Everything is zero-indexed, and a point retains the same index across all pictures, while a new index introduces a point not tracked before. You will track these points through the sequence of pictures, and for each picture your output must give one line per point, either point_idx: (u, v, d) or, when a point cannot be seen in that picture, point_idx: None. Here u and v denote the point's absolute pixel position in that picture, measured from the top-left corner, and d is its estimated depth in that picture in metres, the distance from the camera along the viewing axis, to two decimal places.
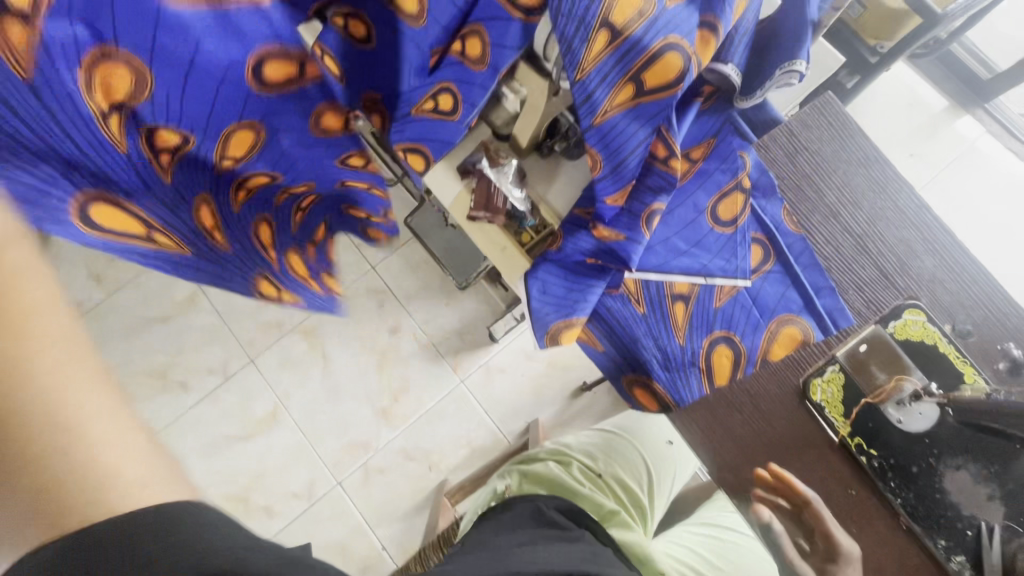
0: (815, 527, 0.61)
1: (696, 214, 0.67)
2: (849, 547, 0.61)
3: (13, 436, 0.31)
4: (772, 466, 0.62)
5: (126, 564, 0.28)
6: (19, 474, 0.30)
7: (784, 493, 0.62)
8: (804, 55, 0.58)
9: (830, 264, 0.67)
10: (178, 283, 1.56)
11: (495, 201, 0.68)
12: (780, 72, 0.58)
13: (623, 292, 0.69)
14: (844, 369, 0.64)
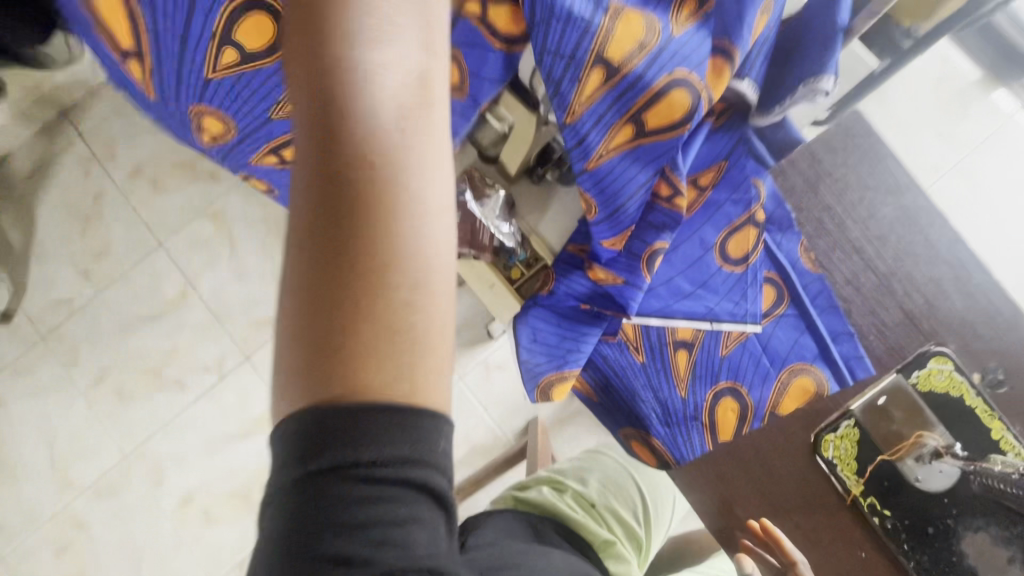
0: None
1: (703, 251, 0.61)
2: None
3: (364, 271, 0.26)
4: (763, 519, 0.58)
5: (363, 439, 0.25)
6: (356, 321, 0.25)
7: (771, 549, 0.59)
8: (832, 67, 0.49)
9: (850, 307, 0.61)
10: (168, 280, 1.53)
11: (480, 237, 0.62)
12: (802, 90, 0.50)
13: (621, 338, 0.64)
14: (859, 424, 0.58)
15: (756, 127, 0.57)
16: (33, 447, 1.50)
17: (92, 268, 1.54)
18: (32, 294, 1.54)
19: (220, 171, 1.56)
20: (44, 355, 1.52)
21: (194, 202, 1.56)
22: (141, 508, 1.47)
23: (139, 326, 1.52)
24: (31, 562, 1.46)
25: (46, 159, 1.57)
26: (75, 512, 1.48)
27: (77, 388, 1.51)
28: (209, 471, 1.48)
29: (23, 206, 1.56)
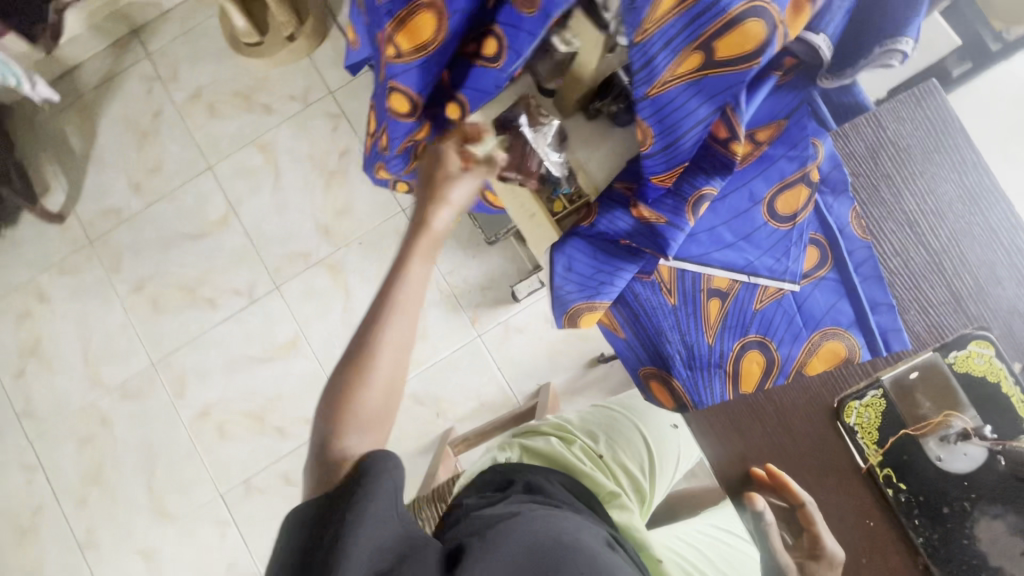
0: (804, 529, 0.58)
1: (751, 205, 0.60)
2: (834, 549, 0.57)
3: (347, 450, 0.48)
4: (769, 464, 0.59)
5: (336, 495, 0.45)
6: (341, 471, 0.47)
7: (782, 494, 0.58)
8: (912, 33, 0.52)
9: (894, 280, 0.60)
10: (212, 202, 1.58)
11: (529, 162, 0.61)
12: (880, 50, 0.52)
13: (656, 279, 0.63)
14: (886, 394, 0.58)
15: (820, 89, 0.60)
16: (70, 343, 1.58)
17: (143, 182, 1.61)
18: (85, 199, 1.61)
19: (274, 104, 1.59)
20: (89, 258, 1.60)
21: (246, 132, 1.60)
22: (160, 415, 1.54)
23: (179, 243, 1.58)
24: (57, 449, 1.56)
25: (113, 73, 1.63)
26: (101, 409, 1.56)
27: (117, 294, 1.58)
28: (227, 390, 1.54)
29: (87, 115, 1.63)
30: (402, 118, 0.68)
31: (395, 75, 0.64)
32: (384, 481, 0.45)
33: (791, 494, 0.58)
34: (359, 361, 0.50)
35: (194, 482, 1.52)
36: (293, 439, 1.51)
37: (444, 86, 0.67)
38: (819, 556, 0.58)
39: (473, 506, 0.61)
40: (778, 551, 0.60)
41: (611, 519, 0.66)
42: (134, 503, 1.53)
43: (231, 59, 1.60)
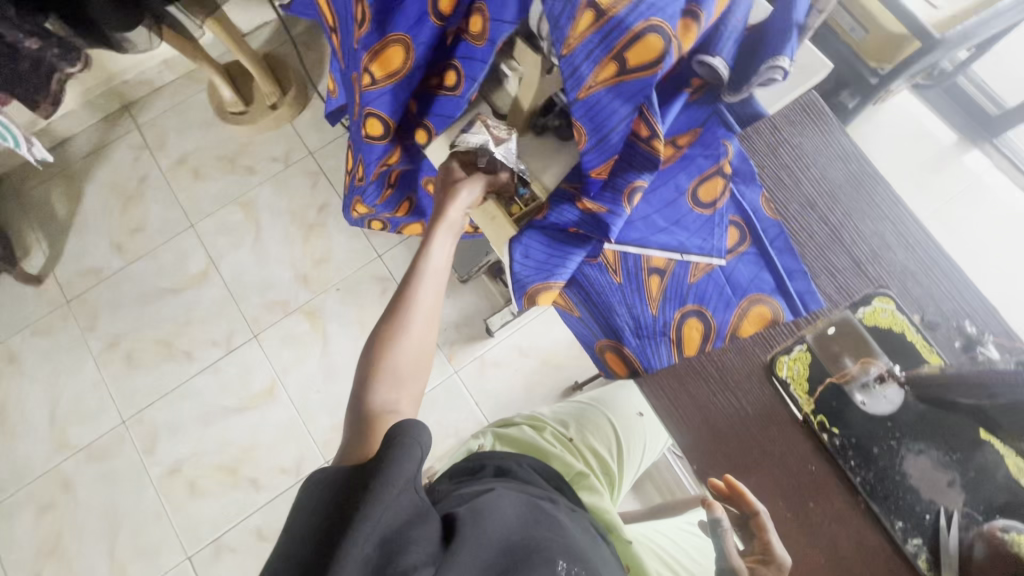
0: (757, 534, 0.62)
1: (677, 195, 0.70)
2: (783, 556, 0.61)
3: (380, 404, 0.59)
4: (727, 475, 0.63)
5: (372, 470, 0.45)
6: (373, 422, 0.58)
7: (735, 502, 0.62)
8: (788, 52, 0.59)
9: (804, 252, 0.70)
10: (193, 258, 1.64)
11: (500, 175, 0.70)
12: (764, 67, 0.60)
13: (602, 262, 0.73)
14: (811, 349, 0.66)
15: (726, 103, 0.67)
16: (38, 404, 1.55)
17: (125, 242, 1.66)
18: (66, 260, 1.65)
19: (256, 165, 1.71)
20: (65, 318, 1.61)
21: (229, 191, 1.69)
22: (128, 474, 1.49)
23: (157, 298, 1.62)
24: (11, 520, 1.47)
25: (103, 144, 1.73)
26: (65, 472, 1.50)
27: (91, 351, 1.58)
28: (201, 443, 1.51)
29: (74, 182, 1.71)
30: (377, 140, 0.79)
31: (371, 101, 0.74)
32: (413, 458, 0.46)
33: (745, 502, 0.62)
34: (389, 335, 0.63)
35: (161, 545, 1.45)
36: (267, 490, 1.47)
37: (413, 115, 0.79)
38: (769, 559, 0.60)
39: (448, 490, 0.63)
40: (731, 554, 0.60)
41: (580, 499, 0.70)
42: (93, 574, 1.43)
43: (217, 128, 1.74)
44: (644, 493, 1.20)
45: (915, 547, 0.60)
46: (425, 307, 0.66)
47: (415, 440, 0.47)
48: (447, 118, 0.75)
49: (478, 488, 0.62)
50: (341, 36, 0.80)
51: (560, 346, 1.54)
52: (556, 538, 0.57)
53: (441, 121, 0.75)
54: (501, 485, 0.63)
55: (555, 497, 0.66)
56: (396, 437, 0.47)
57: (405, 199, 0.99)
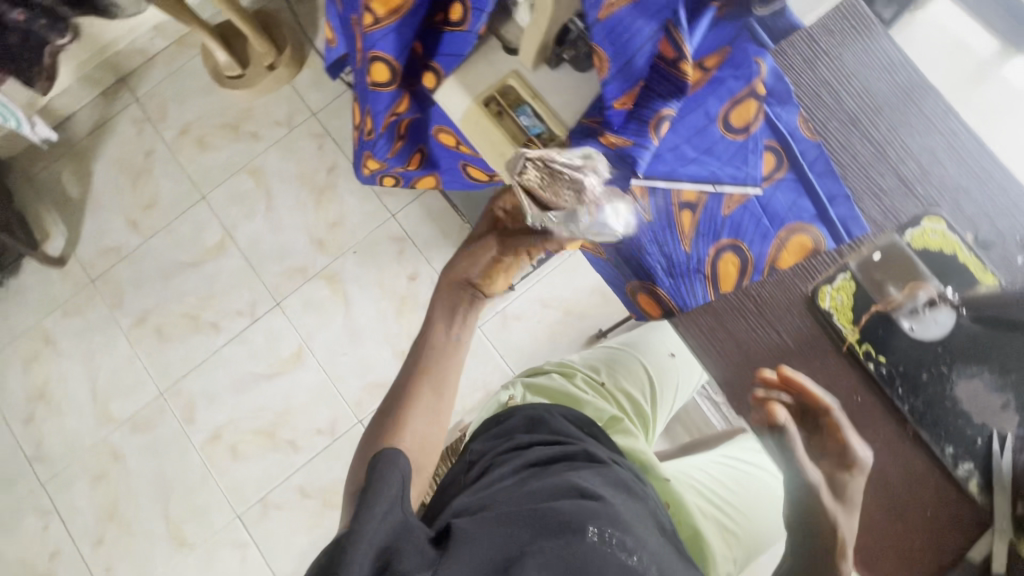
0: (829, 429, 0.62)
1: (707, 122, 0.65)
2: (863, 455, 0.61)
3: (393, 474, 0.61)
4: (781, 368, 0.63)
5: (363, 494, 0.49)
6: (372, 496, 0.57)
7: (786, 387, 0.63)
8: None
9: (845, 172, 0.65)
10: (208, 230, 1.64)
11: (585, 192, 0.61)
12: None
13: (630, 200, 0.67)
14: (855, 277, 0.63)
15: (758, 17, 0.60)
16: (77, 383, 1.60)
17: (140, 218, 1.66)
18: (84, 241, 1.66)
19: (260, 131, 1.67)
20: (92, 297, 1.64)
21: (235, 160, 1.67)
22: (172, 442, 1.55)
23: (179, 272, 1.63)
24: (69, 490, 1.55)
25: (105, 120, 1.71)
26: (112, 444, 1.57)
27: (120, 329, 1.62)
28: (236, 409, 1.55)
29: (82, 161, 1.69)
30: (384, 87, 0.74)
31: (375, 44, 0.70)
32: (396, 482, 0.49)
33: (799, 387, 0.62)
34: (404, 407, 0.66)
35: (211, 506, 1.52)
36: (305, 451, 1.52)
37: (418, 58, 0.75)
38: (849, 461, 0.61)
39: (484, 454, 0.63)
40: (808, 468, 0.62)
41: (616, 443, 0.68)
42: (151, 535, 1.52)
43: (217, 94, 1.69)
44: (673, 433, 1.21)
45: (966, 472, 0.59)
46: (436, 389, 0.69)
47: (394, 465, 0.50)
48: (456, 58, 0.73)
49: (517, 458, 0.60)
50: None
51: (582, 296, 1.52)
52: (591, 504, 0.52)
53: (451, 61, 0.73)
54: (540, 447, 0.62)
55: (588, 444, 0.62)
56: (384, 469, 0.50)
57: (417, 150, 0.96)
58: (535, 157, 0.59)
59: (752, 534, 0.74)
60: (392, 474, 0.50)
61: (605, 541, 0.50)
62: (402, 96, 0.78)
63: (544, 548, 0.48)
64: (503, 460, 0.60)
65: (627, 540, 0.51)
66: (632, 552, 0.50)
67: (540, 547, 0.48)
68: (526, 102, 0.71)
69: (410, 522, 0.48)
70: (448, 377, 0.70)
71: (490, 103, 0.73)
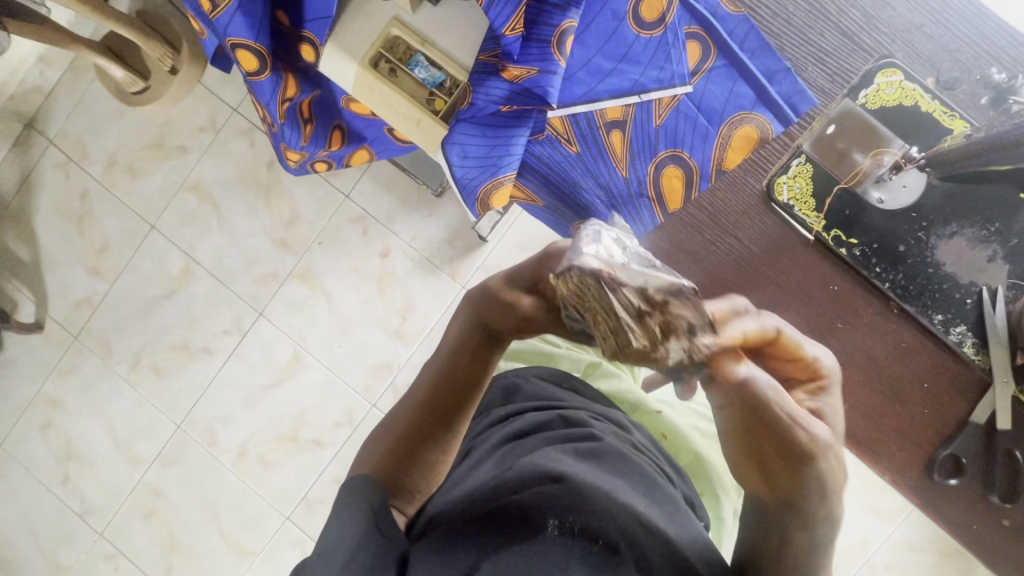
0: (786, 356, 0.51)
1: (617, 23, 0.58)
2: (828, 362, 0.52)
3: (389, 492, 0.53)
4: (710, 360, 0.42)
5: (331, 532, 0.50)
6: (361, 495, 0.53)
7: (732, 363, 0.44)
8: None
9: (781, 44, 0.57)
10: (170, 257, 1.58)
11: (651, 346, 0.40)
12: None
13: (551, 135, 0.64)
14: (811, 159, 0.58)
15: None
16: (98, 436, 1.63)
17: (100, 264, 1.61)
18: (53, 300, 1.63)
19: (186, 142, 1.57)
20: (82, 353, 1.63)
21: (172, 179, 1.58)
22: (204, 467, 1.59)
23: (156, 306, 1.60)
24: (127, 532, 1.62)
25: (27, 173, 1.62)
26: (151, 483, 1.61)
27: (119, 375, 1.62)
28: (254, 423, 1.57)
29: (22, 222, 1.63)
30: (258, 76, 0.67)
31: (227, 31, 0.62)
32: (354, 513, 0.50)
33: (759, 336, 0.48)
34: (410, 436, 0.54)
35: (259, 516, 1.56)
36: (331, 446, 1.54)
37: (288, 30, 0.67)
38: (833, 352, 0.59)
39: (468, 435, 0.65)
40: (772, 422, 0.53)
41: (598, 389, 0.68)
42: (213, 553, 1.59)
43: (130, 116, 1.58)
44: None
45: (958, 335, 0.57)
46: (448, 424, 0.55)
47: (361, 497, 0.51)
48: (325, 19, 0.63)
49: (498, 433, 0.61)
50: None
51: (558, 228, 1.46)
52: (554, 492, 0.49)
53: (319, 24, 0.63)
54: (528, 413, 0.61)
55: (564, 406, 0.61)
56: (348, 500, 0.51)
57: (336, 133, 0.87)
58: (590, 271, 0.42)
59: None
60: (355, 506, 0.50)
61: (565, 533, 0.47)
62: (283, 71, 0.69)
63: (502, 552, 0.47)
64: (487, 438, 0.61)
65: (591, 524, 0.48)
66: (596, 537, 0.47)
67: (500, 554, 0.47)
68: (417, 50, 0.63)
69: (392, 537, 0.49)
70: (461, 412, 0.55)
71: (378, 63, 0.64)
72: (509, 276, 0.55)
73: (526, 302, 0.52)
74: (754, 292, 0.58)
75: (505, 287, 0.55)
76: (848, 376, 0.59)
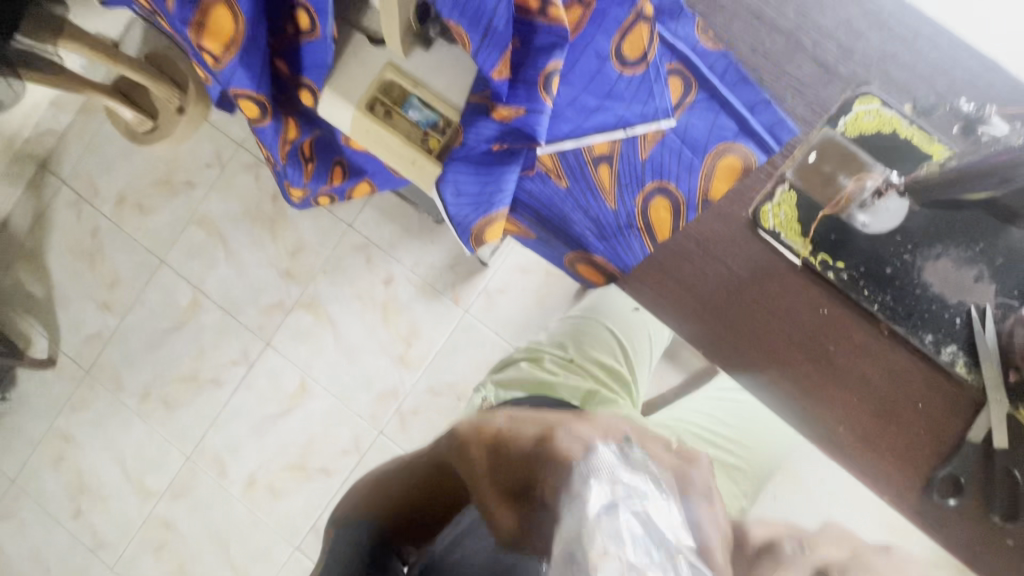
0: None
1: (600, 63, 0.60)
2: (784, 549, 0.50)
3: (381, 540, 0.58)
4: None
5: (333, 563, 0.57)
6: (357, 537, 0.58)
7: None
8: None
9: (762, 76, 0.60)
10: (178, 290, 1.62)
11: None
12: None
13: (541, 170, 0.67)
14: (794, 186, 0.59)
15: None
16: (108, 469, 1.64)
17: (110, 299, 1.64)
18: (65, 335, 1.66)
19: (194, 178, 1.61)
20: (93, 387, 1.65)
21: (180, 214, 1.62)
22: (213, 499, 1.59)
23: (165, 339, 1.62)
24: (138, 566, 1.62)
25: (41, 212, 1.67)
26: (161, 515, 1.62)
27: (129, 408, 1.64)
28: (262, 452, 1.58)
29: (34, 259, 1.67)
30: (262, 122, 0.71)
31: (230, 82, 0.65)
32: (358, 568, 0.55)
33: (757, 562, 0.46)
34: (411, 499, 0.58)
35: (269, 546, 1.56)
36: (339, 474, 1.54)
37: (288, 77, 0.70)
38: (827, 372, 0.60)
39: None
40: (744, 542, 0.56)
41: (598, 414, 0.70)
42: None
43: (139, 154, 1.63)
44: None
45: (950, 355, 0.58)
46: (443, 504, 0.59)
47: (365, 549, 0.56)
48: (324, 66, 0.66)
49: None
50: (155, 13, 0.68)
51: None
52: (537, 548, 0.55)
53: (319, 70, 0.66)
54: None
55: None
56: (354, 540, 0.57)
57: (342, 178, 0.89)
58: None
59: (755, 459, 0.84)
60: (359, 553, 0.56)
61: None
62: (284, 119, 0.74)
63: None
64: None
65: None
66: None
67: None
68: (411, 93, 0.66)
69: None
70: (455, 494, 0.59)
71: (373, 105, 0.67)
72: (514, 459, 0.51)
73: (504, 521, 0.52)
74: (742, 320, 0.60)
75: (492, 487, 0.51)
76: (843, 393, 0.60)
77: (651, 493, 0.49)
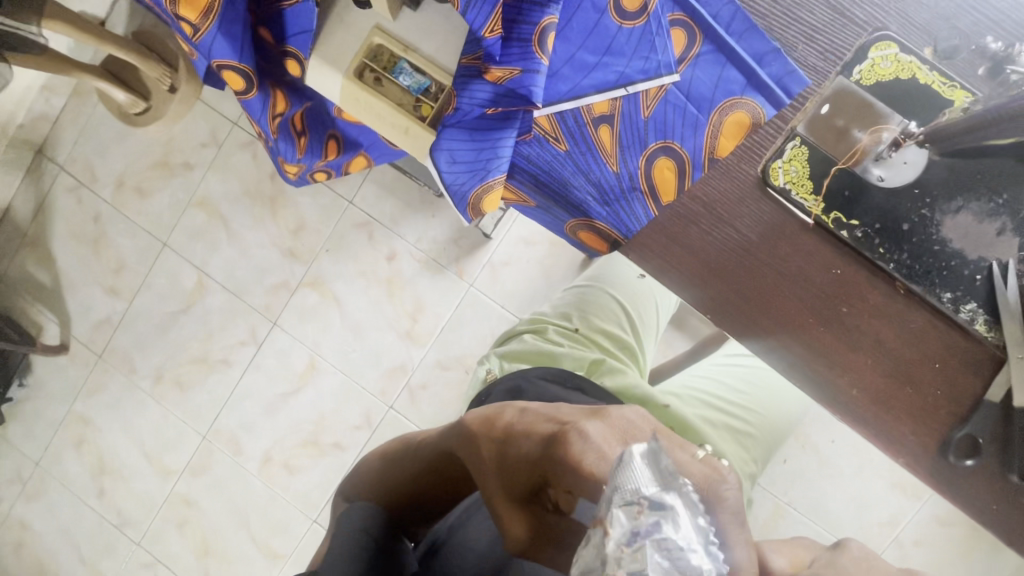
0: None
1: (598, 16, 0.58)
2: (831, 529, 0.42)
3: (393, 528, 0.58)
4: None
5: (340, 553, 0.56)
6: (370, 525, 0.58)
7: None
8: None
9: (769, 25, 0.56)
10: (183, 273, 1.62)
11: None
12: None
13: (538, 134, 0.63)
14: (805, 141, 0.57)
15: None
16: (127, 450, 1.68)
17: (116, 283, 1.65)
18: (75, 321, 1.67)
19: (191, 159, 1.59)
20: (106, 371, 1.67)
21: (179, 196, 1.61)
22: (230, 476, 1.63)
23: (174, 321, 1.63)
24: (163, 541, 1.67)
25: (42, 200, 1.66)
26: (181, 493, 1.66)
27: (143, 391, 1.66)
28: (275, 430, 1.60)
29: (39, 246, 1.67)
30: (247, 93, 0.68)
31: (212, 52, 0.62)
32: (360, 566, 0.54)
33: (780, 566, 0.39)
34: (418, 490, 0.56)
35: (288, 519, 1.60)
36: (351, 448, 1.56)
37: (272, 45, 0.67)
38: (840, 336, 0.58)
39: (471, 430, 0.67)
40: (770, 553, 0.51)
41: (605, 387, 0.68)
42: (246, 557, 1.63)
43: (135, 137, 1.61)
44: None
45: (970, 313, 0.56)
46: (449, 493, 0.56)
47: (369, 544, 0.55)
48: (307, 31, 0.63)
49: None
50: None
51: None
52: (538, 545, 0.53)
53: (302, 36, 0.63)
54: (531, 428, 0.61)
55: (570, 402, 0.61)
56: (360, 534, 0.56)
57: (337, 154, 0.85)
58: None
59: (765, 425, 0.84)
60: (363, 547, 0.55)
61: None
62: (270, 92, 0.71)
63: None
64: None
65: None
66: None
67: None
68: (400, 57, 0.63)
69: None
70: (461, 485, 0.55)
71: (363, 72, 0.64)
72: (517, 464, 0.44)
73: (512, 532, 0.45)
74: (751, 283, 0.59)
75: (498, 495, 0.45)
76: (856, 357, 0.58)
77: (692, 549, 0.34)
